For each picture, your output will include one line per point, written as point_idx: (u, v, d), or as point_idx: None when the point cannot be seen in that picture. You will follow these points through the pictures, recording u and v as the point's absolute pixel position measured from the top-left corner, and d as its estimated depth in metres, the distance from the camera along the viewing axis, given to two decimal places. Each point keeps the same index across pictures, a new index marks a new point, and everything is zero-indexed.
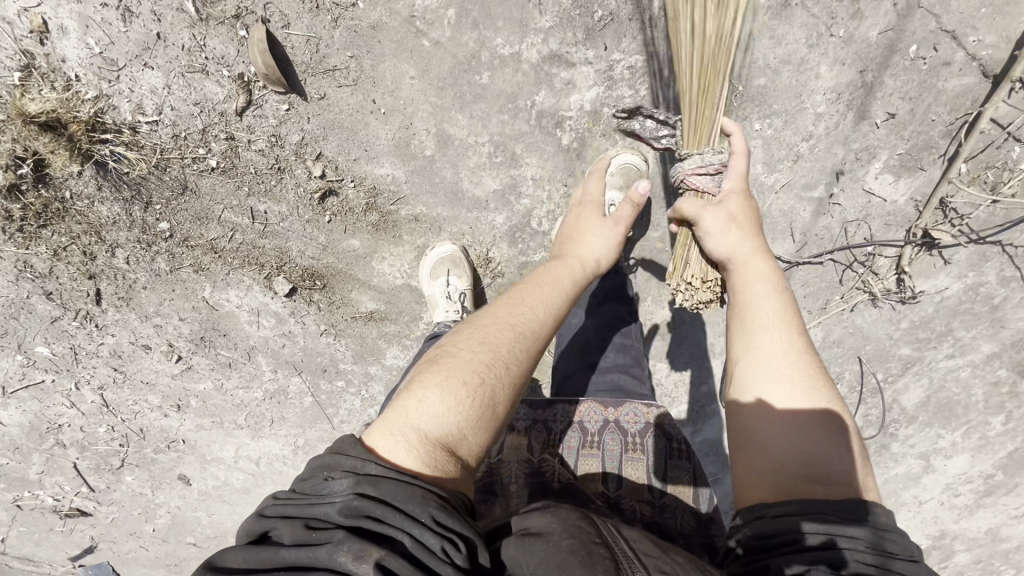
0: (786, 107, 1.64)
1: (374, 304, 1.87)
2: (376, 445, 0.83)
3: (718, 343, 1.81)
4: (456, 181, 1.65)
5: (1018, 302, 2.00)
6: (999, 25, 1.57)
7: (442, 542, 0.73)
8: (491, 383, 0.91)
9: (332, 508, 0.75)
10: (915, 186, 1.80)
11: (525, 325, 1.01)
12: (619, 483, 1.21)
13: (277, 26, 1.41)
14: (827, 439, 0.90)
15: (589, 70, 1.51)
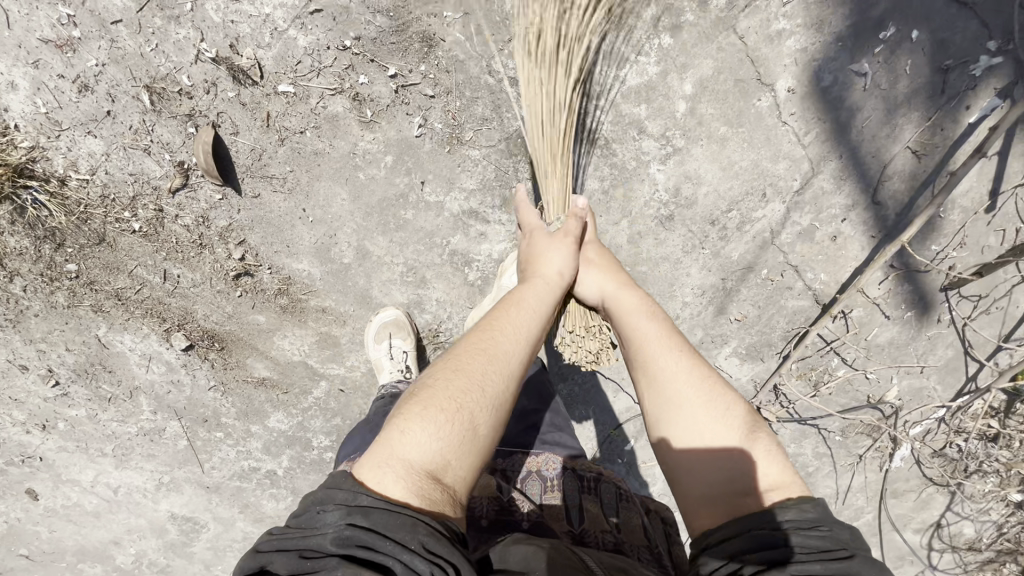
0: (659, 292, 1.84)
1: (268, 371, 1.99)
2: (366, 479, 0.90)
3: None
4: (365, 288, 1.81)
5: (826, 474, 2.36)
6: (833, 269, 1.85)
7: (430, 567, 0.81)
8: (469, 403, 1.00)
9: (327, 540, 0.83)
10: (756, 371, 2.00)
11: (506, 349, 1.10)
12: (583, 520, 1.14)
13: (226, 131, 1.52)
14: (747, 433, 0.97)
15: (501, 229, 1.70)
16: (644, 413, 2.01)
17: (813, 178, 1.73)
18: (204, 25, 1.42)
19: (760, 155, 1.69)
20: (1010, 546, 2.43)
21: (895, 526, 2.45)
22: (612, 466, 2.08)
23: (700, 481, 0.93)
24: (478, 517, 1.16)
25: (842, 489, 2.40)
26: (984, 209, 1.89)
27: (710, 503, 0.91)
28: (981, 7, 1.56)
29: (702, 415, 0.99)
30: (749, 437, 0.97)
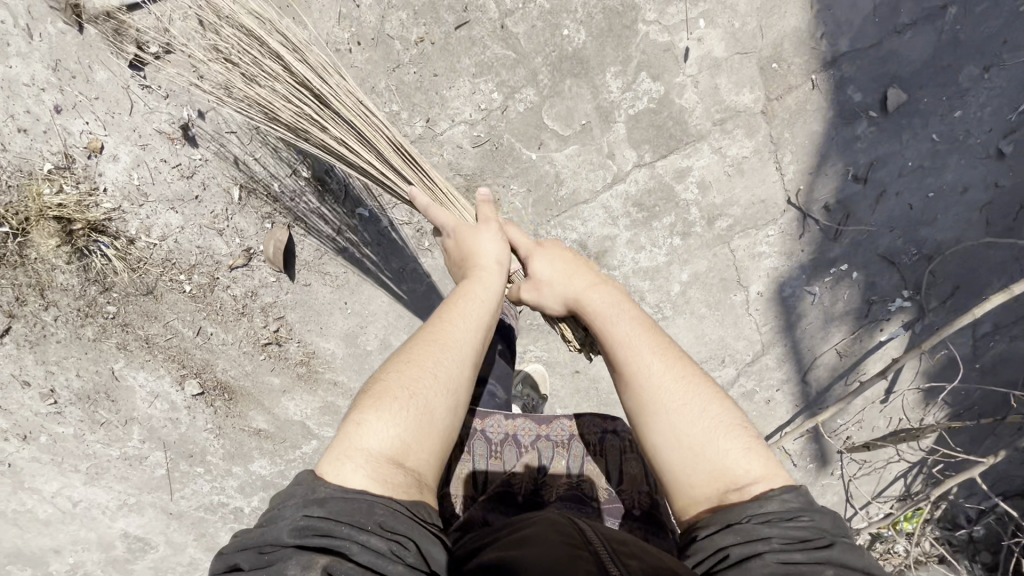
0: None
1: (265, 424, 2.13)
2: (326, 474, 0.86)
3: None
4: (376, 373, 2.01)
5: None
6: (762, 427, 2.21)
7: (390, 544, 0.80)
8: (437, 382, 0.98)
9: (284, 532, 0.80)
10: None
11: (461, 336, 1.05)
12: (621, 481, 1.19)
13: (298, 232, 1.73)
14: (721, 429, 0.98)
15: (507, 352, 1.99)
16: None
17: (762, 355, 2.06)
18: (309, 151, 1.63)
19: (726, 332, 2.01)
20: None
21: None
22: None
23: (684, 473, 0.96)
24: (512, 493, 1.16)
25: None
26: (879, 400, 2.37)
27: (692, 497, 0.95)
28: (904, 268, 1.94)
29: (679, 412, 0.99)
30: (722, 436, 0.97)
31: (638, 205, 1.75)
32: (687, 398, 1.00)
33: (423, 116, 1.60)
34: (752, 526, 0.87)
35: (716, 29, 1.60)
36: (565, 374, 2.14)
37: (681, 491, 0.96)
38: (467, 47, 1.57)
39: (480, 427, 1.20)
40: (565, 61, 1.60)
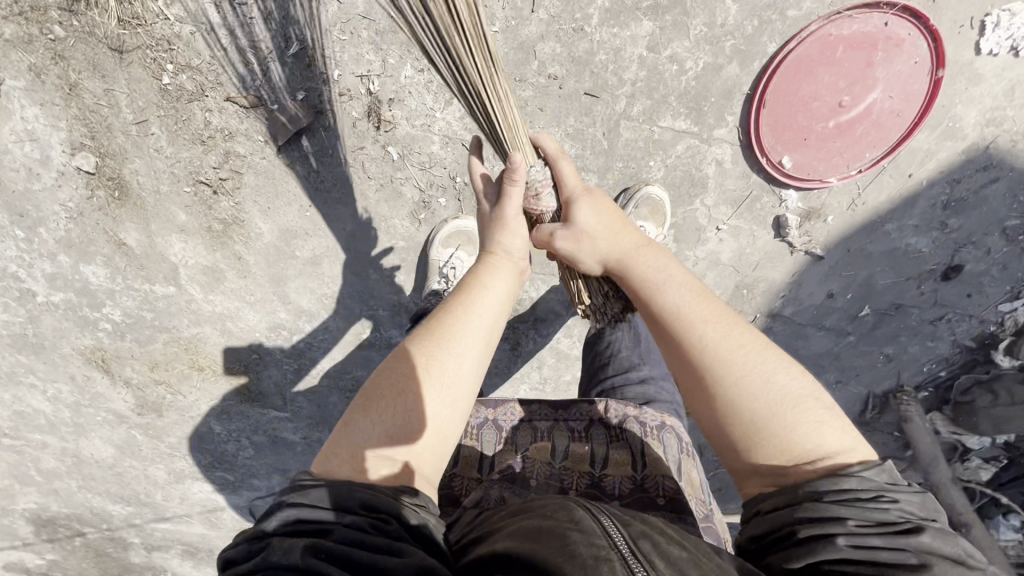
0: None
1: (133, 241, 1.85)
2: (317, 473, 0.76)
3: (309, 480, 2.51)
4: (283, 278, 1.90)
5: None
6: None
7: (373, 520, 0.70)
8: (428, 372, 0.86)
9: (268, 524, 0.69)
10: None
11: (472, 328, 0.93)
12: (646, 468, 1.07)
13: (323, 121, 1.67)
14: (791, 396, 0.79)
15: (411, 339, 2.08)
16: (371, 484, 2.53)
17: None
18: (390, 73, 1.62)
19: None
20: None
21: None
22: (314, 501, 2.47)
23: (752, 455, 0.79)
24: (527, 476, 1.08)
25: None
26: None
27: (755, 476, 0.79)
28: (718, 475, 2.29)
29: (734, 389, 0.81)
30: (789, 404, 0.78)
31: None
32: (743, 366, 0.82)
33: None
34: (822, 504, 0.70)
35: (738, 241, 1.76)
36: None
37: (743, 472, 0.80)
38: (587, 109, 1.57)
39: (492, 414, 1.19)
40: (625, 181, 1.65)
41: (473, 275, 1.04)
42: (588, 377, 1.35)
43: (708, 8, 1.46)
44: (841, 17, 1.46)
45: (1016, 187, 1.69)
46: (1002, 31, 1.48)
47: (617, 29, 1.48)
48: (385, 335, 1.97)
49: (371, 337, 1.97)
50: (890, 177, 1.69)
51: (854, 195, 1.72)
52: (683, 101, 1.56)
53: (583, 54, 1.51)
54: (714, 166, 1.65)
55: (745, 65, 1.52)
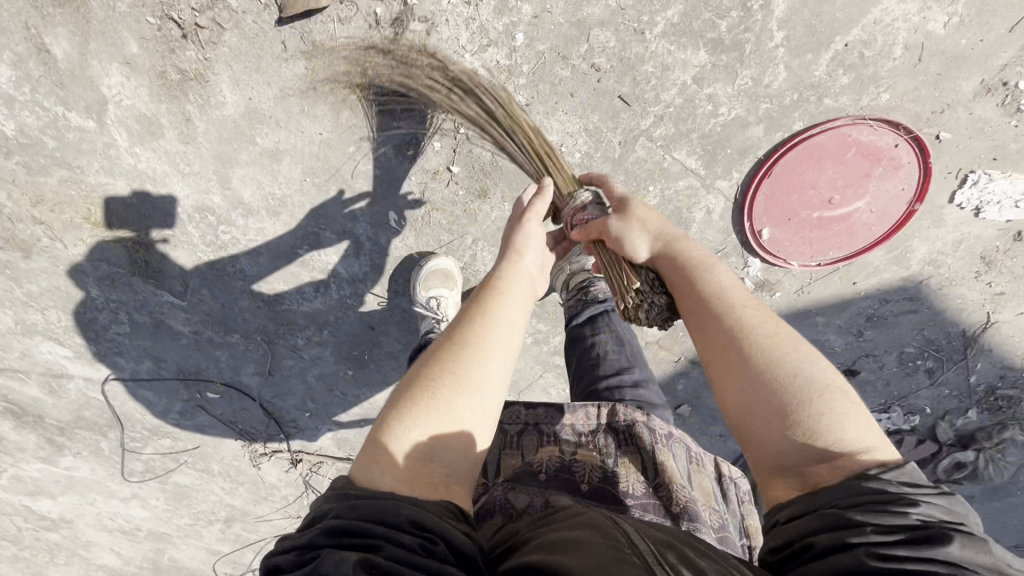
0: (362, 376, 2.41)
1: (59, 52, 1.57)
2: (355, 479, 0.81)
3: (189, 362, 2.47)
4: (234, 160, 1.74)
5: (277, 494, 3.16)
6: None
7: (420, 541, 0.73)
8: (458, 377, 0.92)
9: (314, 535, 0.74)
10: (332, 438, 2.76)
11: (496, 333, 1.01)
12: (654, 475, 1.16)
13: (338, 10, 1.51)
14: (819, 395, 0.84)
15: (346, 267, 1.99)
16: (258, 385, 2.52)
17: None
18: None
19: None
20: None
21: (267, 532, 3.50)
22: (199, 379, 2.55)
23: (774, 445, 0.84)
24: (537, 472, 1.15)
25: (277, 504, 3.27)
26: None
27: (786, 472, 0.83)
28: None
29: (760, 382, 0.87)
30: (818, 393, 0.84)
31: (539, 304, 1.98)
32: (770, 356, 0.89)
33: (528, 98, 1.51)
34: (844, 512, 0.75)
35: None
36: (362, 319, 2.17)
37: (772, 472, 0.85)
38: (612, 112, 1.52)
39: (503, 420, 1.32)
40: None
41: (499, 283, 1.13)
42: (578, 380, 1.50)
43: (764, 62, 1.41)
44: (870, 123, 1.47)
45: (925, 324, 1.92)
46: (975, 189, 1.58)
47: (674, 47, 1.41)
48: (321, 258, 1.97)
49: (304, 253, 1.96)
50: (838, 279, 1.84)
51: (804, 283, 1.84)
52: (703, 141, 1.56)
53: (633, 57, 1.43)
54: (702, 214, 1.68)
55: (769, 132, 1.53)
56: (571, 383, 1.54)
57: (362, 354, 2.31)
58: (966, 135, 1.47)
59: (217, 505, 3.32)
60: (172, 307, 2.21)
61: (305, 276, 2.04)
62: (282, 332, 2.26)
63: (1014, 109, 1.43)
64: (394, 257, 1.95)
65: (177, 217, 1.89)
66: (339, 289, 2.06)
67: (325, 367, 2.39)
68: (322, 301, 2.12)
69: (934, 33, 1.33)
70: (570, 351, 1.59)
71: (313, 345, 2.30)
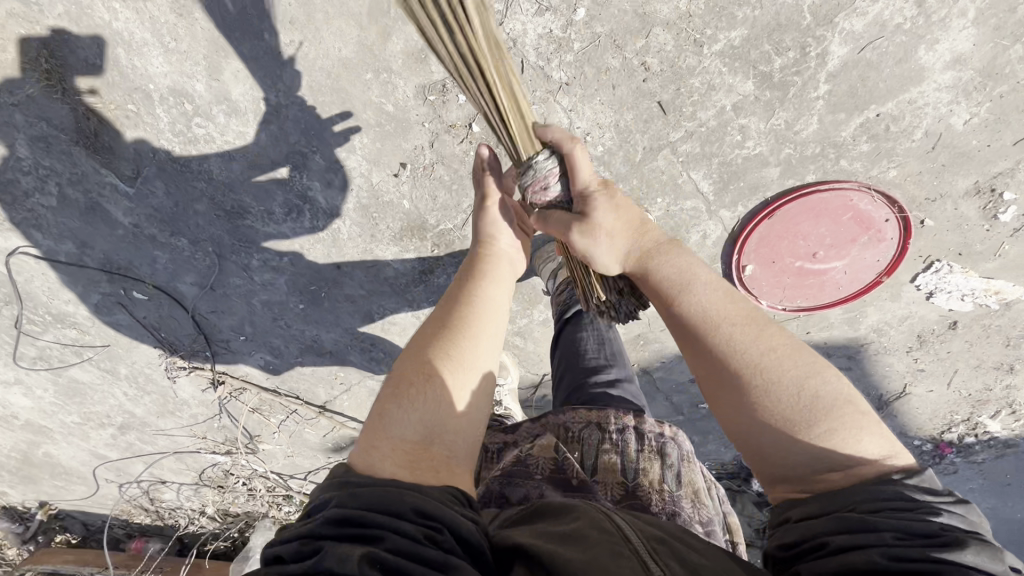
0: (313, 312, 2.28)
1: None
2: (358, 466, 0.92)
3: (121, 255, 2.22)
4: (228, 45, 1.55)
5: (188, 410, 2.99)
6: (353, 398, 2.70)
7: (422, 531, 0.81)
8: (453, 356, 1.05)
9: (318, 524, 0.82)
10: (262, 367, 2.62)
11: (486, 319, 1.15)
12: (638, 476, 1.22)
13: None
14: (818, 409, 0.89)
15: (326, 198, 1.86)
16: (195, 296, 2.33)
17: None
18: None
19: None
20: (198, 492, 3.72)
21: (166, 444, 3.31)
22: (127, 277, 2.31)
23: (777, 454, 0.91)
24: (532, 471, 1.20)
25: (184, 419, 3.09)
26: None
27: (782, 480, 0.92)
28: None
29: (759, 396, 0.93)
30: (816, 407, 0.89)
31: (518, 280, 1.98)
32: (764, 375, 0.94)
33: (568, 77, 1.46)
34: (863, 517, 0.79)
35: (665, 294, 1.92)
36: (329, 255, 2.05)
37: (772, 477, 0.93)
38: (646, 115, 1.50)
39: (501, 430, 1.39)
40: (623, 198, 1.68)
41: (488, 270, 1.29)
42: (565, 381, 1.55)
43: (801, 109, 1.43)
44: (873, 194, 1.55)
45: (852, 382, 2.11)
46: (935, 276, 1.73)
47: (725, 69, 1.39)
48: (302, 181, 1.83)
49: (283, 170, 1.81)
50: (796, 326, 1.96)
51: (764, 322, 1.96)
52: (721, 168, 1.58)
53: (684, 67, 1.40)
54: (697, 237, 1.74)
55: (783, 177, 1.57)
56: (558, 386, 1.59)
57: (318, 290, 2.19)
58: (946, 226, 1.60)
59: (116, 407, 3.08)
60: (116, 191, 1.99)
61: (279, 195, 1.89)
62: (237, 248, 2.09)
63: (990, 215, 1.56)
64: (382, 201, 1.83)
65: (149, 92, 1.69)
66: (313, 218, 1.93)
67: (274, 294, 2.24)
68: (290, 227, 1.97)
69: (953, 127, 1.41)
70: (557, 356, 1.65)
71: (268, 270, 2.15)
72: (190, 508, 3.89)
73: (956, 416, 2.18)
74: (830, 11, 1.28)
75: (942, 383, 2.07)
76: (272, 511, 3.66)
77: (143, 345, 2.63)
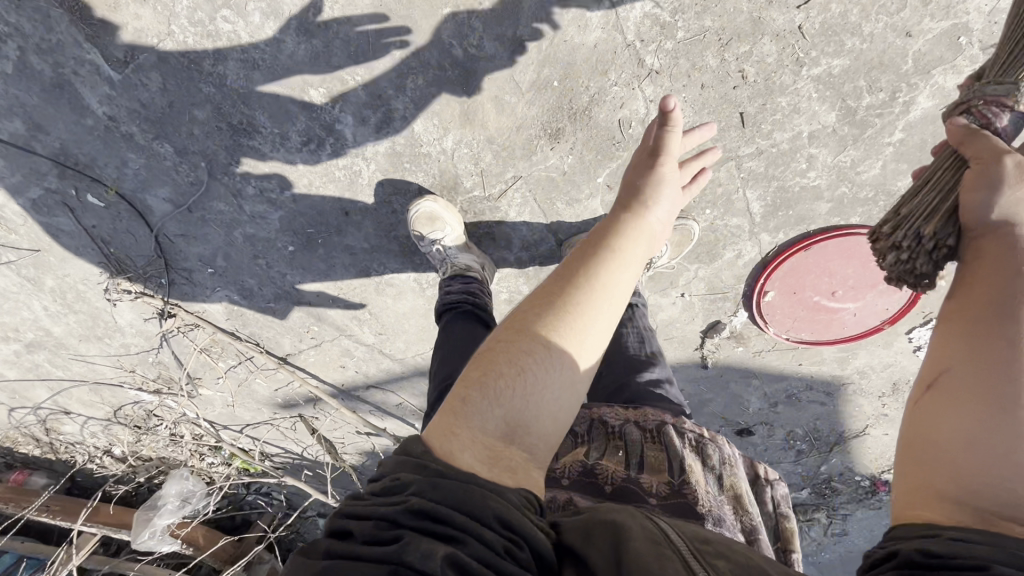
0: (301, 256, 2.07)
1: None
2: (435, 450, 0.81)
3: (81, 149, 1.88)
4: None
5: (119, 338, 2.64)
6: (319, 357, 2.49)
7: (503, 541, 0.73)
8: (546, 350, 0.89)
9: (395, 511, 0.73)
10: (223, 307, 2.35)
11: (601, 309, 0.94)
12: (684, 474, 1.18)
13: None
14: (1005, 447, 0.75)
15: (356, 135, 1.67)
16: (163, 214, 2.03)
17: (394, 347, 2.36)
18: None
19: (418, 324, 2.25)
20: (106, 429, 3.33)
21: (82, 372, 2.92)
22: (83, 177, 1.97)
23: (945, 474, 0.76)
24: (562, 476, 1.20)
25: (111, 349, 2.73)
26: (355, 431, 2.89)
27: (949, 502, 0.74)
28: None
29: (961, 416, 0.78)
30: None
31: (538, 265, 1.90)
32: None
33: (660, 65, 1.39)
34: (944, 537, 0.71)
35: (681, 304, 1.92)
36: (338, 199, 1.85)
37: (927, 495, 0.77)
38: (724, 123, 1.46)
39: None
40: None
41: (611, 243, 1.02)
42: (613, 382, 1.53)
43: (870, 150, 1.46)
44: None
45: (823, 416, 2.23)
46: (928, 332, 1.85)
47: (816, 95, 1.38)
48: (332, 110, 1.63)
49: (313, 94, 1.60)
50: (790, 356, 2.04)
51: (760, 349, 2.04)
52: (777, 193, 1.58)
53: (778, 84, 1.38)
54: (731, 254, 1.75)
55: (830, 213, 1.60)
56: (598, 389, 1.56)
57: (314, 235, 1.98)
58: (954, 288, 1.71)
59: (28, 321, 2.67)
60: (95, 72, 1.68)
61: (301, 121, 1.67)
62: (232, 170, 1.84)
63: None
64: (418, 151, 1.68)
65: None
66: (332, 154, 1.73)
67: (261, 229, 2.00)
68: (303, 159, 1.76)
69: None
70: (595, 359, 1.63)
71: (262, 201, 1.91)
72: (93, 445, 3.49)
73: None
74: (931, 61, 1.30)
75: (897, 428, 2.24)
76: (192, 460, 3.35)
77: (82, 259, 2.28)
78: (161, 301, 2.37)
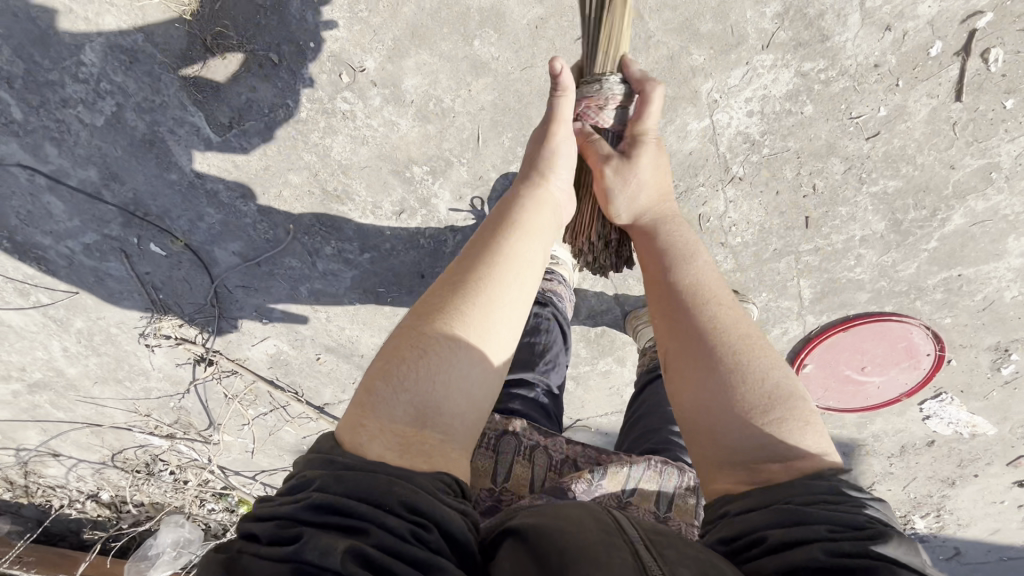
0: (363, 313, 2.11)
1: None
2: (346, 445, 0.88)
3: (156, 199, 1.88)
4: (429, 35, 1.49)
5: (141, 381, 2.54)
6: None
7: (412, 527, 0.80)
8: (448, 321, 0.98)
9: (297, 509, 0.80)
10: (269, 355, 2.33)
11: (512, 280, 1.06)
12: (670, 510, 1.27)
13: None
14: (751, 398, 0.95)
15: (449, 208, 1.78)
16: (229, 266, 2.03)
17: None
18: (739, 35, 1.42)
19: None
20: (96, 472, 3.12)
21: (87, 414, 2.77)
22: (150, 226, 1.95)
23: (723, 439, 0.94)
24: (566, 489, 1.24)
25: (129, 393, 2.61)
26: None
27: (731, 467, 0.93)
28: None
29: (712, 381, 0.98)
30: (784, 398, 0.95)
31: (595, 329, 2.06)
32: (742, 349, 1.00)
33: (741, 173, 1.59)
34: (743, 519, 0.86)
35: None
36: (416, 263, 1.93)
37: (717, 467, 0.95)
38: (790, 224, 1.66)
39: (544, 440, 1.36)
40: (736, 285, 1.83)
41: (524, 220, 1.17)
42: (643, 426, 1.52)
43: (910, 254, 1.69)
44: (927, 331, 1.86)
45: None
46: (937, 402, 2.10)
47: (871, 208, 1.61)
48: (431, 185, 1.73)
49: (416, 170, 1.71)
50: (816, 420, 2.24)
51: None
52: (827, 284, 1.78)
53: (840, 196, 1.60)
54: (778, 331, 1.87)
55: (868, 302, 1.81)
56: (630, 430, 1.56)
57: (382, 294, 2.03)
58: (963, 368, 1.97)
59: (40, 361, 2.52)
60: (193, 133, 1.71)
61: (397, 192, 1.76)
62: (314, 230, 1.88)
63: (995, 367, 1.96)
64: None
65: (312, 51, 1.53)
66: (421, 224, 1.82)
67: (329, 286, 2.04)
68: (391, 226, 1.84)
69: (1004, 298, 1.77)
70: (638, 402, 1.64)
71: (337, 261, 1.96)
72: (75, 489, 3.25)
73: (899, 513, 2.58)
74: (967, 189, 1.56)
75: (899, 487, 2.46)
76: (190, 506, 3.18)
77: (124, 303, 2.21)
78: (202, 348, 2.32)
